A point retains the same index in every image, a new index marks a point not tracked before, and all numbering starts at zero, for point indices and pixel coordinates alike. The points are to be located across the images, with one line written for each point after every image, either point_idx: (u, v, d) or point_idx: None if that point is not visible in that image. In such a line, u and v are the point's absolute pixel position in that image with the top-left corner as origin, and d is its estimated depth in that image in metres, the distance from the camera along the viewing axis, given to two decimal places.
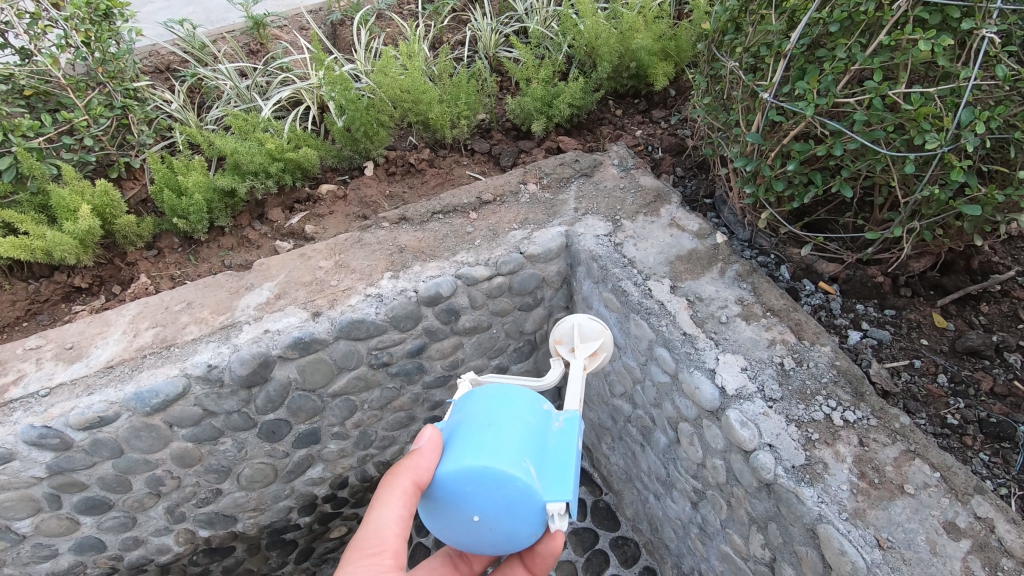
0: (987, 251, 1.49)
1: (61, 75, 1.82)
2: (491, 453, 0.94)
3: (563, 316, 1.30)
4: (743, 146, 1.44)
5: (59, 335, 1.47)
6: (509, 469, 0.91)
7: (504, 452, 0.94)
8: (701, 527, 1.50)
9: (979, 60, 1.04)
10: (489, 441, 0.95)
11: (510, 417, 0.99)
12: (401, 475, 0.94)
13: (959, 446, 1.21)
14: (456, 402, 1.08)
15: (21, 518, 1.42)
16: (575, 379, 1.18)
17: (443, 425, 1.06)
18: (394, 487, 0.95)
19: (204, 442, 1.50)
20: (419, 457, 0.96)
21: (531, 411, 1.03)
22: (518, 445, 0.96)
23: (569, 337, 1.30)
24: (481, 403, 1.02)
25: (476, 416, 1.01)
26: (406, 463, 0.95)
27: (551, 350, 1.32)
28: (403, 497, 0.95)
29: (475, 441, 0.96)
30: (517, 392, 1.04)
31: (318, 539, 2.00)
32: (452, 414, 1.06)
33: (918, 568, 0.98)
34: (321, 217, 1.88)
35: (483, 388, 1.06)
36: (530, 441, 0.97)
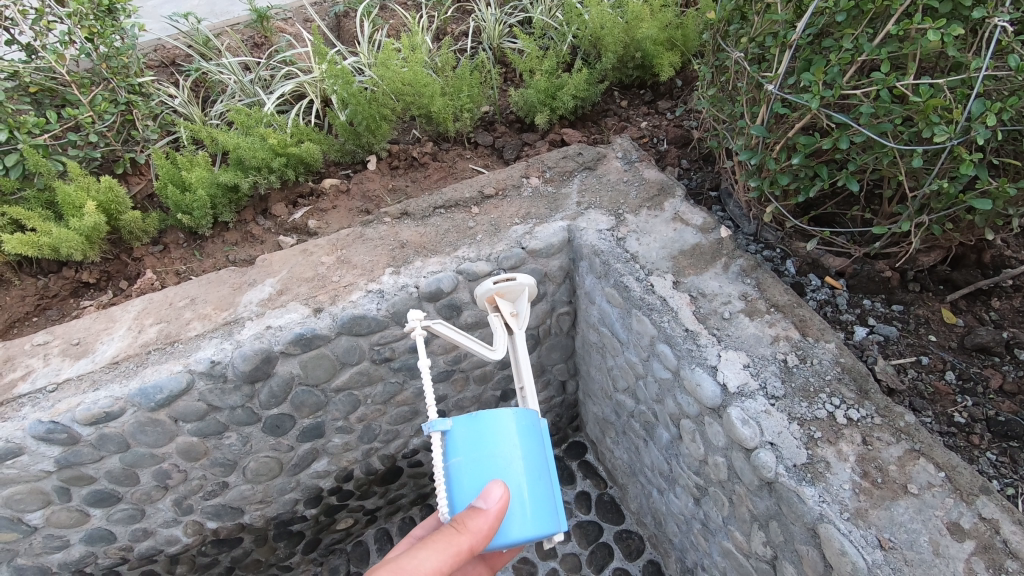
0: (1000, 244, 1.46)
1: (65, 72, 1.84)
2: (533, 514, 1.05)
3: (514, 274, 1.38)
4: (748, 139, 1.42)
5: (66, 331, 1.49)
6: (546, 529, 1.05)
7: (539, 510, 1.06)
8: (703, 523, 1.50)
9: (990, 50, 1.01)
10: (529, 502, 1.05)
11: (533, 465, 1.08)
12: (464, 538, 0.96)
13: (965, 446, 1.20)
14: (461, 427, 1.05)
15: (32, 510, 1.45)
16: (521, 346, 1.33)
17: (464, 458, 1.04)
18: (450, 543, 0.96)
19: (209, 436, 1.52)
20: (481, 517, 0.97)
21: (539, 446, 1.12)
22: (545, 497, 1.08)
23: (513, 296, 1.40)
24: (511, 446, 1.06)
25: (516, 468, 1.05)
26: (472, 528, 0.96)
27: (484, 299, 1.39)
28: (452, 552, 0.97)
29: (518, 501, 1.04)
30: (522, 422, 1.09)
31: (324, 530, 2.02)
32: (460, 442, 1.04)
33: (920, 569, 0.97)
34: (324, 211, 1.88)
35: (489, 417, 1.06)
36: (549, 486, 1.10)
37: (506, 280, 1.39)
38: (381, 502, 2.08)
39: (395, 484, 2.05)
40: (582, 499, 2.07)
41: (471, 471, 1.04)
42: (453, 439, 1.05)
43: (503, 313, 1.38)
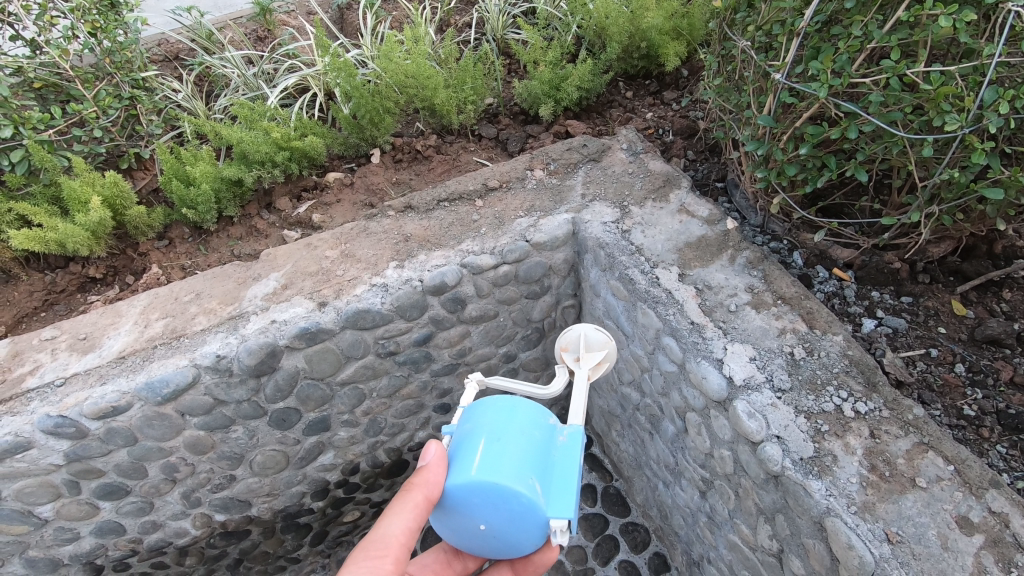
0: (1012, 235, 1.43)
1: (69, 67, 1.83)
2: (507, 467, 0.98)
3: (574, 322, 1.30)
4: (755, 129, 1.40)
5: (73, 326, 1.50)
6: (519, 490, 0.96)
7: (516, 465, 0.98)
8: (709, 516, 1.49)
9: (1004, 36, 0.99)
10: (503, 455, 0.99)
11: (517, 429, 1.03)
12: (410, 493, 0.99)
13: (975, 439, 1.18)
14: (471, 407, 1.10)
15: (43, 503, 1.46)
16: (579, 392, 1.17)
17: (463, 429, 1.07)
18: (402, 501, 1.01)
19: (216, 430, 1.53)
20: (427, 473, 1.00)
21: (548, 434, 1.06)
22: (532, 463, 1.00)
23: (578, 345, 1.30)
24: (513, 420, 1.04)
25: (499, 433, 1.03)
26: (417, 482, 0.99)
27: (557, 355, 1.32)
28: (410, 509, 1.00)
29: (488, 461, 1.00)
30: (535, 411, 1.08)
31: (331, 523, 2.04)
32: (469, 418, 1.08)
33: (927, 563, 0.96)
34: (328, 205, 1.88)
35: (492, 397, 1.09)
36: (545, 462, 1.03)
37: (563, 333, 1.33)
38: (387, 495, 2.09)
39: (402, 477, 2.06)
40: (588, 492, 2.07)
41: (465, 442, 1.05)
42: (467, 418, 1.09)
43: (570, 364, 1.28)
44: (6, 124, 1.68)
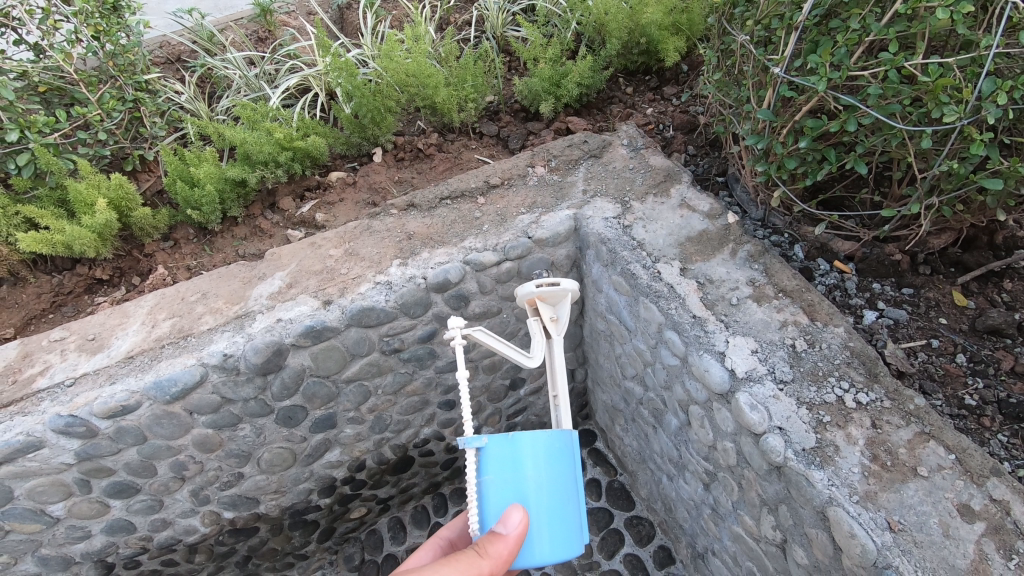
0: (1013, 226, 1.44)
1: (74, 71, 1.85)
2: (557, 535, 1.05)
3: (559, 279, 1.30)
4: (755, 123, 1.41)
5: (81, 327, 1.52)
6: (565, 548, 1.05)
7: (563, 530, 1.06)
8: (713, 508, 1.50)
9: (1001, 27, 0.99)
10: (555, 520, 1.05)
11: (561, 483, 1.08)
12: (484, 563, 0.96)
13: (976, 428, 1.19)
14: (495, 445, 1.01)
15: (54, 502, 1.48)
16: (559, 357, 1.28)
17: (495, 478, 1.01)
18: (469, 564, 0.97)
19: (224, 428, 1.55)
20: (503, 543, 0.97)
21: (567, 467, 1.10)
22: (566, 510, 1.07)
23: (554, 300, 1.32)
24: (541, 471, 1.05)
25: (536, 489, 1.04)
26: (495, 555, 0.96)
27: (526, 302, 1.32)
28: (471, 573, 0.97)
29: (540, 523, 1.03)
30: (552, 445, 1.07)
31: (338, 519, 2.06)
32: (493, 461, 1.01)
33: (929, 551, 0.97)
34: (331, 205, 1.89)
35: (542, 443, 1.05)
36: (572, 505, 1.09)
37: (549, 283, 1.31)
38: (393, 491, 2.11)
39: (407, 473, 2.07)
40: (592, 487, 2.09)
41: (502, 493, 1.02)
42: (486, 457, 1.01)
43: (543, 318, 1.31)
44: (12, 128, 1.70)
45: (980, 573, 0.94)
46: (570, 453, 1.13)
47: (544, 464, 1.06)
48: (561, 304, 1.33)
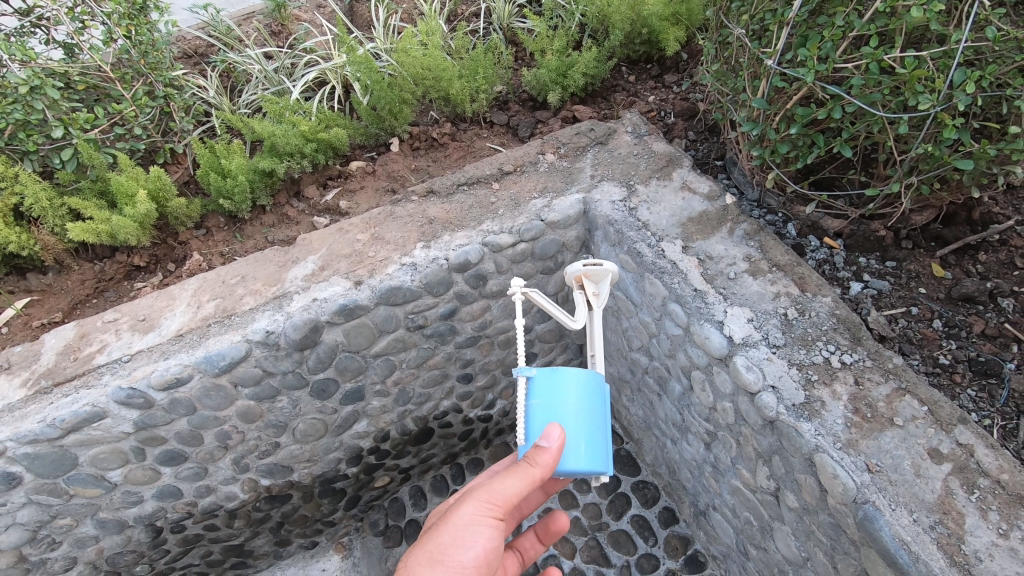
0: (989, 202, 1.55)
1: (109, 69, 1.97)
2: (588, 456, 1.17)
3: (603, 260, 1.33)
4: (750, 111, 1.52)
5: (132, 309, 1.67)
6: (596, 466, 1.17)
7: (593, 454, 1.18)
8: (714, 466, 1.65)
9: (970, 23, 1.11)
10: (586, 442, 1.18)
11: (594, 416, 1.21)
12: (535, 471, 1.12)
13: (948, 383, 1.33)
14: (542, 375, 1.21)
15: (113, 468, 1.62)
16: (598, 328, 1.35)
17: (540, 401, 1.19)
18: (525, 474, 1.13)
19: (264, 400, 1.68)
20: (546, 453, 1.13)
21: (600, 406, 1.23)
22: (597, 440, 1.20)
23: (598, 278, 1.35)
24: (578, 400, 1.20)
25: (573, 415, 1.18)
26: (540, 462, 1.12)
27: (572, 278, 1.36)
28: (528, 481, 1.14)
29: (573, 441, 1.17)
30: (589, 381, 1.22)
31: (364, 488, 2.18)
32: (539, 388, 1.20)
33: (903, 488, 1.11)
34: (353, 192, 2.01)
35: (579, 378, 1.21)
36: (602, 438, 1.21)
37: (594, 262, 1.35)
38: (414, 461, 2.23)
39: (427, 444, 2.20)
40: None
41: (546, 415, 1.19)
42: (534, 384, 1.21)
43: (586, 292, 1.37)
44: (57, 125, 1.84)
45: (945, 505, 1.08)
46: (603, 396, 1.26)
47: (581, 396, 1.20)
48: (603, 280, 1.37)
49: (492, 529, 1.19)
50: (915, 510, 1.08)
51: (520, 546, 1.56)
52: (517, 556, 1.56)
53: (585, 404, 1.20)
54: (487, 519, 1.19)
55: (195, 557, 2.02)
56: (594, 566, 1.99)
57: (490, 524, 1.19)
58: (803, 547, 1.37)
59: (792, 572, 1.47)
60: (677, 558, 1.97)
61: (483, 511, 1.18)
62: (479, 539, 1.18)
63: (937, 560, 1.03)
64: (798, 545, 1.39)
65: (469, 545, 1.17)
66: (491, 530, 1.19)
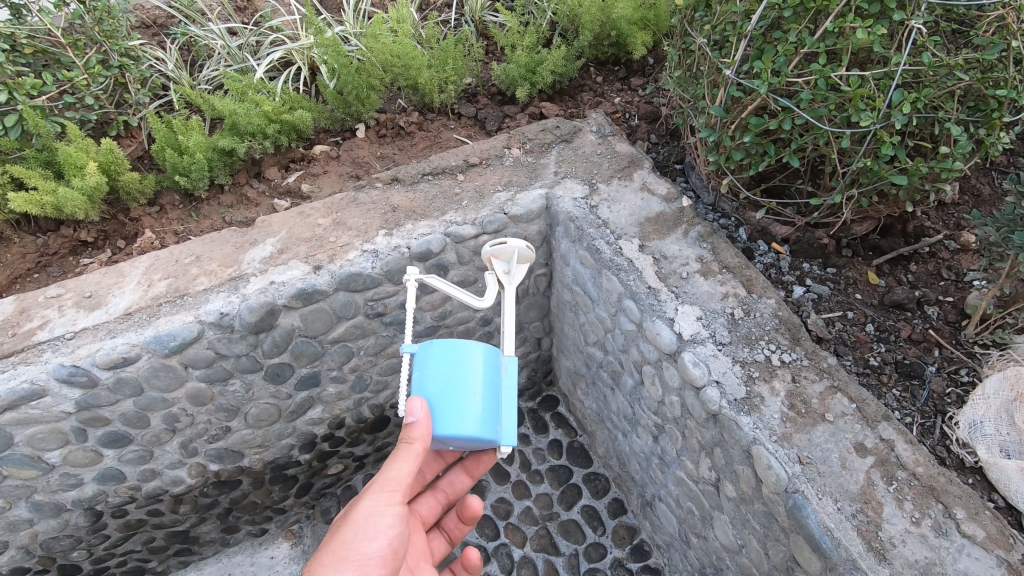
0: (922, 216, 1.67)
1: (59, 33, 1.89)
2: (474, 421, 1.25)
3: (508, 238, 1.48)
4: (708, 118, 1.58)
5: (77, 285, 1.62)
6: (481, 432, 1.25)
7: (480, 419, 1.26)
8: (660, 457, 1.71)
9: (907, 48, 1.20)
10: (468, 409, 1.25)
11: (482, 384, 1.28)
12: (413, 446, 1.22)
13: (876, 383, 1.43)
14: (429, 347, 1.30)
15: (51, 449, 1.57)
16: (510, 301, 1.45)
17: (427, 370, 1.28)
18: (407, 453, 1.23)
19: (215, 382, 1.65)
20: (416, 427, 1.23)
21: (493, 374, 1.31)
22: (488, 408, 1.28)
23: (506, 255, 1.51)
24: (467, 367, 1.28)
25: (464, 380, 1.27)
26: (412, 435, 1.22)
27: (483, 260, 1.52)
28: (414, 458, 1.24)
29: (457, 404, 1.25)
30: (486, 355, 1.31)
31: (316, 475, 2.14)
32: (427, 358, 1.29)
33: (830, 479, 1.19)
34: (316, 176, 1.99)
35: (464, 347, 1.29)
36: (494, 404, 1.29)
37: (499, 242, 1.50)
38: (369, 449, 2.20)
39: (383, 432, 2.17)
40: (554, 446, 2.27)
41: (431, 383, 1.28)
42: (422, 356, 1.31)
43: (496, 271, 1.51)
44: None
45: (867, 495, 1.17)
46: (500, 365, 1.34)
47: (471, 366, 1.29)
48: (514, 258, 1.51)
49: (396, 516, 1.23)
50: (840, 499, 1.17)
51: (443, 527, 1.65)
52: (443, 536, 1.66)
53: (467, 372, 1.28)
54: (390, 508, 1.23)
55: (136, 544, 1.95)
56: (543, 554, 2.04)
57: (393, 511, 1.23)
58: (739, 535, 1.44)
59: (728, 559, 1.55)
60: (624, 547, 2.03)
61: (382, 500, 1.23)
62: (382, 529, 1.20)
63: (856, 545, 1.11)
64: (734, 533, 1.46)
65: (373, 534, 1.19)
66: (394, 517, 1.22)
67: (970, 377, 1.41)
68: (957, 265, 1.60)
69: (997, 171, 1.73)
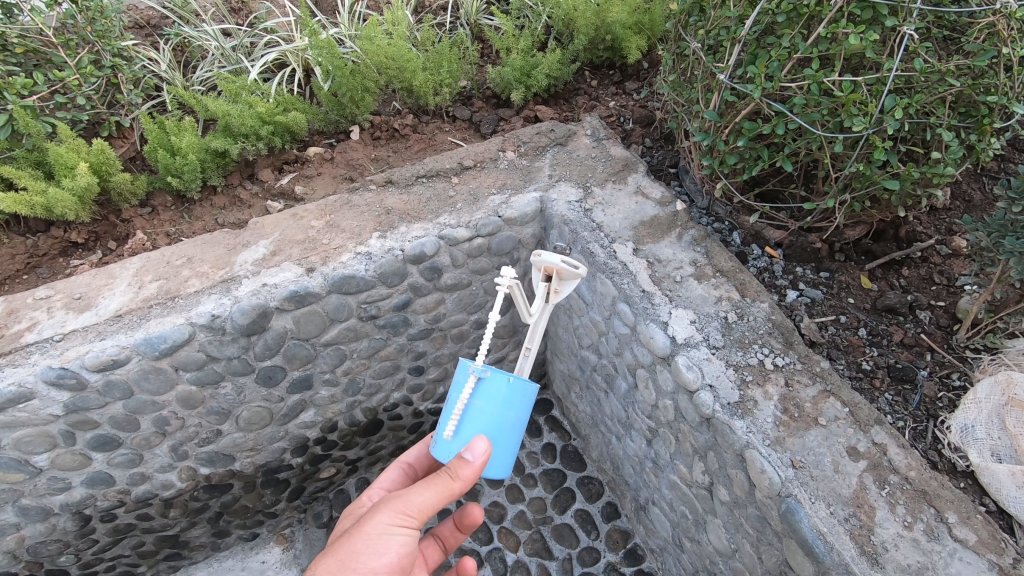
0: (914, 221, 1.68)
1: (51, 33, 1.88)
2: (495, 462, 1.32)
3: (580, 265, 1.28)
4: (703, 122, 1.59)
5: (67, 287, 1.61)
6: (496, 472, 1.32)
7: (501, 460, 1.33)
8: (654, 461, 1.71)
9: (899, 54, 1.21)
10: (494, 450, 1.31)
11: (515, 427, 1.33)
12: (456, 480, 1.21)
13: (869, 387, 1.43)
14: (496, 384, 1.27)
15: (39, 452, 1.55)
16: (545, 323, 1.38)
17: (483, 404, 1.28)
18: (445, 481, 1.22)
19: (206, 385, 1.64)
20: (468, 467, 1.23)
21: (526, 416, 1.35)
22: (509, 451, 1.35)
23: (568, 277, 1.31)
24: (515, 414, 1.31)
25: (505, 424, 1.30)
26: (461, 475, 1.22)
27: (541, 266, 1.33)
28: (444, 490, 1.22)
29: (493, 445, 1.29)
30: (530, 399, 1.33)
31: (308, 479, 2.12)
32: (490, 393, 1.28)
33: (823, 483, 1.19)
34: (310, 178, 1.98)
35: (521, 394, 1.30)
36: (514, 445, 1.36)
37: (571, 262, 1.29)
38: (362, 453, 2.19)
39: (376, 436, 2.15)
40: (548, 450, 2.26)
41: (482, 418, 1.28)
42: (485, 387, 1.28)
43: (549, 285, 1.35)
44: None
45: (860, 500, 1.17)
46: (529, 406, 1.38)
47: (517, 410, 1.31)
48: (571, 281, 1.32)
49: (408, 537, 1.21)
50: (833, 503, 1.17)
51: (438, 535, 1.63)
52: (438, 544, 1.64)
53: (513, 420, 1.31)
54: (402, 528, 1.21)
55: (125, 548, 1.93)
56: (537, 558, 2.03)
57: (406, 532, 1.21)
58: (732, 539, 1.44)
59: (722, 563, 1.55)
60: (617, 551, 2.03)
61: (398, 518, 1.21)
62: (392, 547, 1.19)
63: (848, 549, 1.11)
64: (727, 537, 1.46)
65: (383, 551, 1.18)
66: (406, 538, 1.21)
67: (962, 382, 1.42)
68: (948, 270, 1.61)
69: (988, 176, 1.74)
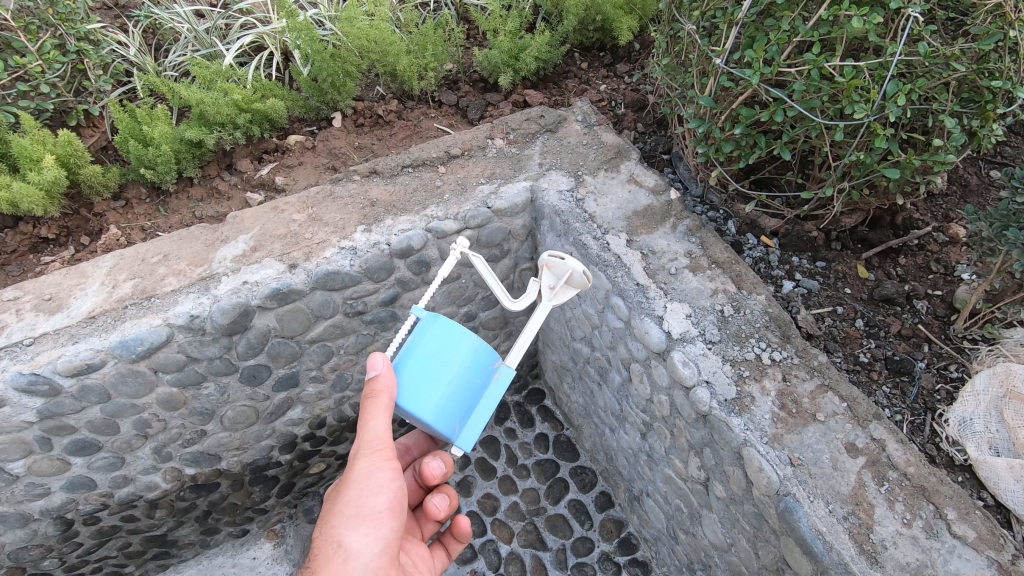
0: (910, 208, 1.65)
1: (10, 17, 1.78)
2: (434, 412, 1.19)
3: (567, 254, 1.21)
4: (698, 108, 1.54)
5: (36, 287, 1.54)
6: (435, 422, 1.19)
7: (442, 412, 1.20)
8: (649, 455, 1.68)
9: (904, 37, 1.15)
10: (436, 397, 1.20)
11: (463, 382, 1.21)
12: (380, 398, 1.18)
13: (866, 380, 1.41)
14: (437, 322, 1.22)
15: (14, 459, 1.50)
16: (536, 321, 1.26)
17: (423, 342, 1.21)
18: (379, 407, 1.18)
19: (188, 387, 1.58)
20: (377, 379, 1.19)
21: (479, 378, 1.22)
22: (450, 407, 1.20)
23: (559, 271, 1.24)
24: (456, 365, 1.20)
25: (447, 372, 1.20)
26: (374, 389, 1.18)
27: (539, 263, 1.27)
28: (385, 411, 1.19)
29: (430, 388, 1.20)
30: (478, 352, 1.22)
31: (298, 475, 2.06)
32: (433, 333, 1.21)
33: (821, 481, 1.17)
34: (291, 167, 1.90)
35: (466, 343, 1.21)
36: (458, 404, 1.21)
37: (558, 255, 1.22)
38: None
39: None
40: (541, 440, 2.23)
41: (419, 355, 1.21)
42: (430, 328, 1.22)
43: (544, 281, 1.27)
44: None
45: (858, 497, 1.15)
46: (489, 371, 1.24)
47: (463, 363, 1.21)
48: (560, 275, 1.24)
49: (393, 469, 1.24)
50: (831, 501, 1.15)
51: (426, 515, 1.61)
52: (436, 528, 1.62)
53: (457, 367, 1.20)
54: (384, 464, 1.23)
55: (111, 549, 1.88)
56: (531, 550, 2.02)
57: (389, 466, 1.24)
58: (728, 534, 1.43)
59: (718, 557, 1.54)
60: (611, 541, 2.02)
61: (376, 459, 1.23)
62: (383, 485, 1.23)
63: (848, 548, 1.10)
64: (723, 531, 1.44)
65: (376, 490, 1.22)
66: (391, 472, 1.24)
67: (959, 373, 1.41)
68: (945, 258, 1.58)
69: (985, 161, 1.72)
